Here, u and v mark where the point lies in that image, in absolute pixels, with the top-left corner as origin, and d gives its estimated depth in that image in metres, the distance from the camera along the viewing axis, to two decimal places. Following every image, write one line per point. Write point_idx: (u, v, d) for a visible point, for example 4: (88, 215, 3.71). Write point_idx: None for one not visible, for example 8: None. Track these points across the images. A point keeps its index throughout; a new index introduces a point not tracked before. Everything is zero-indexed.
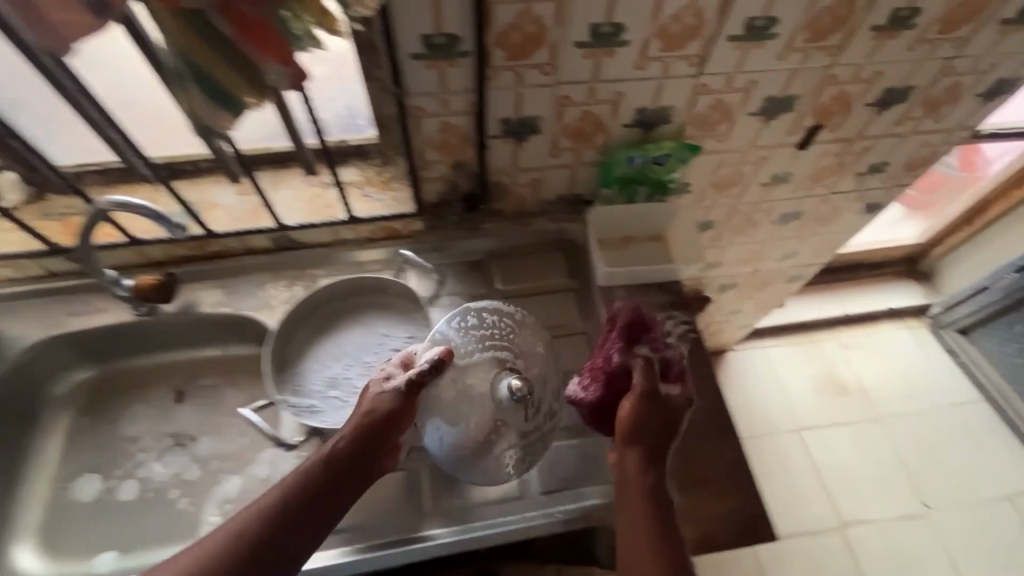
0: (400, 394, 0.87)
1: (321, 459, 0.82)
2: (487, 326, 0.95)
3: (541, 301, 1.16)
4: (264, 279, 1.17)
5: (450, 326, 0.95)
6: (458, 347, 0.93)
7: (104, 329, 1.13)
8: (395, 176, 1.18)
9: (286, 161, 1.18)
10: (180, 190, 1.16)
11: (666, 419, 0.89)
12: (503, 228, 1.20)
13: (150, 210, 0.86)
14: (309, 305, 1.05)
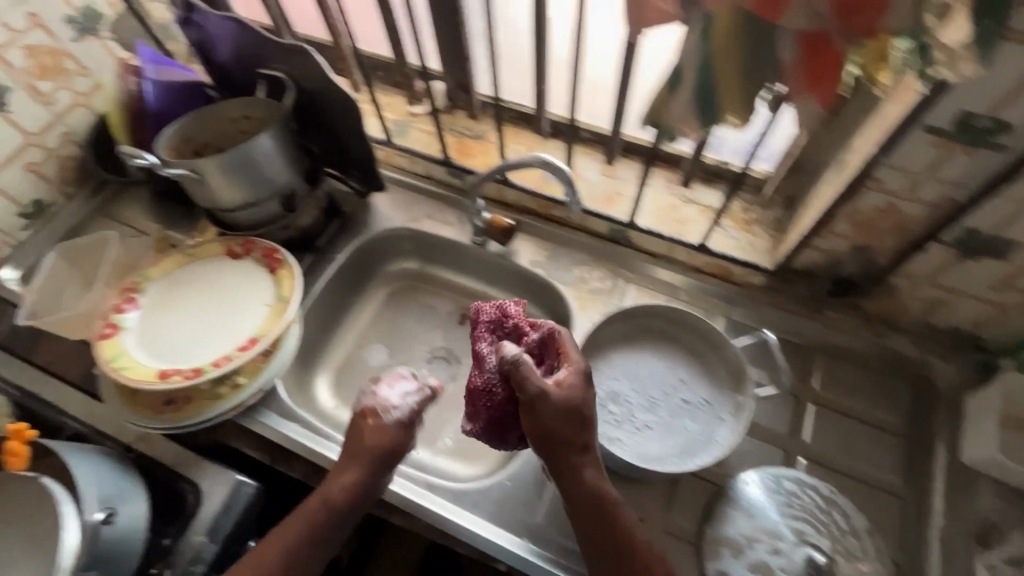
0: (389, 457, 0.66)
1: (296, 519, 0.63)
2: (788, 496, 0.71)
3: (848, 429, 0.79)
4: (577, 258, 0.94)
5: (742, 486, 0.73)
6: (750, 507, 0.71)
7: (417, 233, 1.01)
8: (769, 221, 0.86)
9: (670, 161, 0.90)
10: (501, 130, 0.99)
11: (576, 437, 0.61)
12: (791, 296, 0.85)
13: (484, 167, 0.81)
14: (639, 312, 0.80)
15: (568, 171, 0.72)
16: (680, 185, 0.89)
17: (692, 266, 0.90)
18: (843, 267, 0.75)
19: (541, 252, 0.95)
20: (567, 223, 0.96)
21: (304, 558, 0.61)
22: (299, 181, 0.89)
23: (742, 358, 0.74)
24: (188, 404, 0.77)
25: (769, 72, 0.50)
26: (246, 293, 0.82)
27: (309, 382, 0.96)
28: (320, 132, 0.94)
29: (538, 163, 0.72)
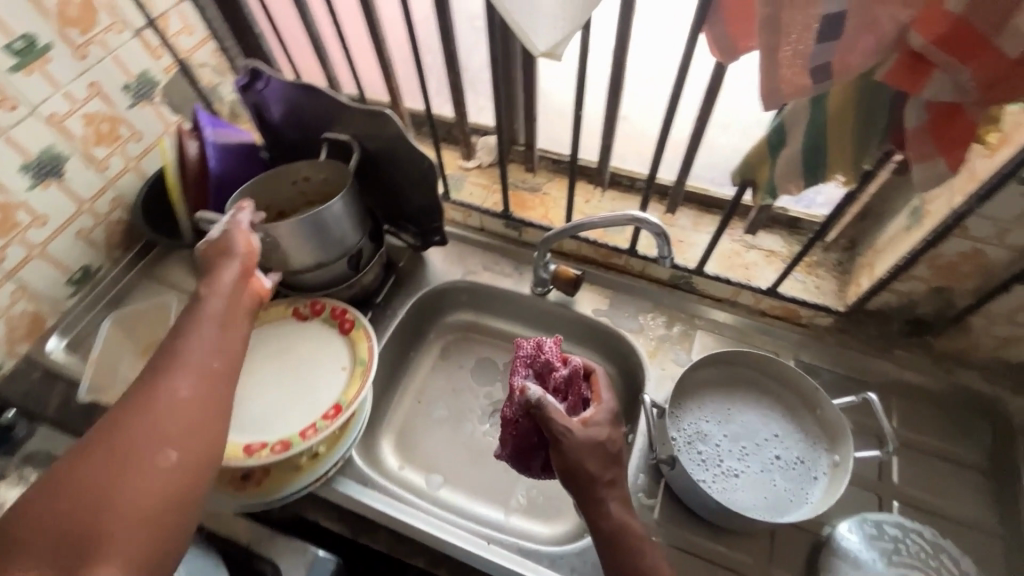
0: (240, 260, 0.64)
1: (184, 371, 0.53)
2: (893, 543, 0.70)
3: (936, 467, 0.79)
4: (642, 306, 0.95)
5: (845, 534, 0.71)
6: (855, 555, 0.70)
7: (476, 286, 1.01)
8: (831, 263, 0.89)
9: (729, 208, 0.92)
10: (558, 182, 1.01)
11: (597, 473, 0.61)
12: (859, 335, 0.87)
13: (564, 227, 0.81)
14: (724, 356, 0.80)
15: (661, 225, 0.73)
16: (740, 232, 0.92)
17: (756, 309, 0.91)
18: (916, 308, 0.79)
19: (606, 300, 0.96)
20: (627, 271, 0.97)
21: (192, 427, 0.50)
22: (367, 242, 0.90)
23: (839, 414, 0.72)
24: (266, 479, 0.74)
25: (884, 134, 0.54)
26: (320, 358, 0.81)
27: (374, 444, 0.93)
28: (382, 193, 0.96)
29: (629, 219, 0.74)
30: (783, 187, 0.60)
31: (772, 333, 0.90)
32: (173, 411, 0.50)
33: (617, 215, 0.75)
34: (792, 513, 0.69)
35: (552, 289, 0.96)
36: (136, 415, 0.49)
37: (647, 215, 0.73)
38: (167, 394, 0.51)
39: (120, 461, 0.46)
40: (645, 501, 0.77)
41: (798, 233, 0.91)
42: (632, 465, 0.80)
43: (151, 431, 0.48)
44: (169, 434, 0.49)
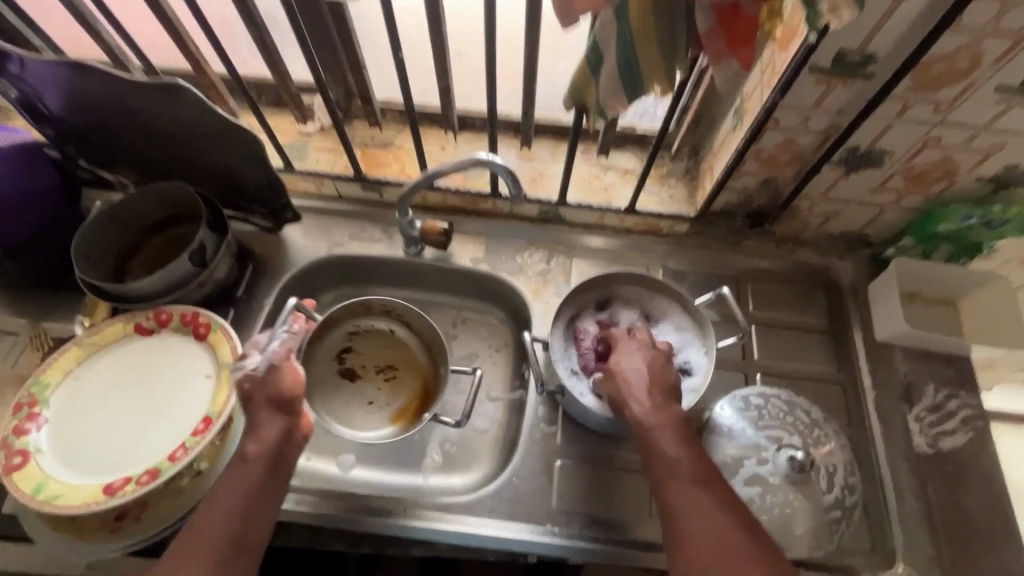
0: (289, 415, 0.64)
1: (200, 534, 0.57)
2: (758, 413, 0.80)
3: (788, 337, 0.89)
4: (517, 246, 0.95)
5: (720, 415, 0.80)
6: (731, 430, 0.79)
7: (346, 259, 0.95)
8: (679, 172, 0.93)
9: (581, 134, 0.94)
10: (409, 133, 0.96)
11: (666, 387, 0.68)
12: (714, 235, 0.93)
13: (418, 178, 0.77)
14: (596, 279, 0.83)
15: (507, 164, 0.72)
16: (596, 155, 0.94)
17: (623, 229, 0.95)
18: (754, 202, 0.86)
19: (481, 247, 0.95)
20: (498, 213, 0.96)
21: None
22: (206, 231, 0.80)
23: (700, 312, 0.81)
24: (146, 513, 0.66)
25: (688, 41, 0.55)
26: (179, 370, 0.73)
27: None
28: (211, 172, 0.86)
29: (478, 161, 0.72)
30: (611, 107, 0.61)
31: (638, 249, 0.94)
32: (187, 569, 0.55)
33: (468, 160, 0.72)
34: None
35: (426, 247, 0.94)
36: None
37: (493, 157, 0.72)
38: (185, 556, 0.56)
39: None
40: (546, 429, 0.80)
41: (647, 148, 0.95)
42: (531, 400, 0.82)
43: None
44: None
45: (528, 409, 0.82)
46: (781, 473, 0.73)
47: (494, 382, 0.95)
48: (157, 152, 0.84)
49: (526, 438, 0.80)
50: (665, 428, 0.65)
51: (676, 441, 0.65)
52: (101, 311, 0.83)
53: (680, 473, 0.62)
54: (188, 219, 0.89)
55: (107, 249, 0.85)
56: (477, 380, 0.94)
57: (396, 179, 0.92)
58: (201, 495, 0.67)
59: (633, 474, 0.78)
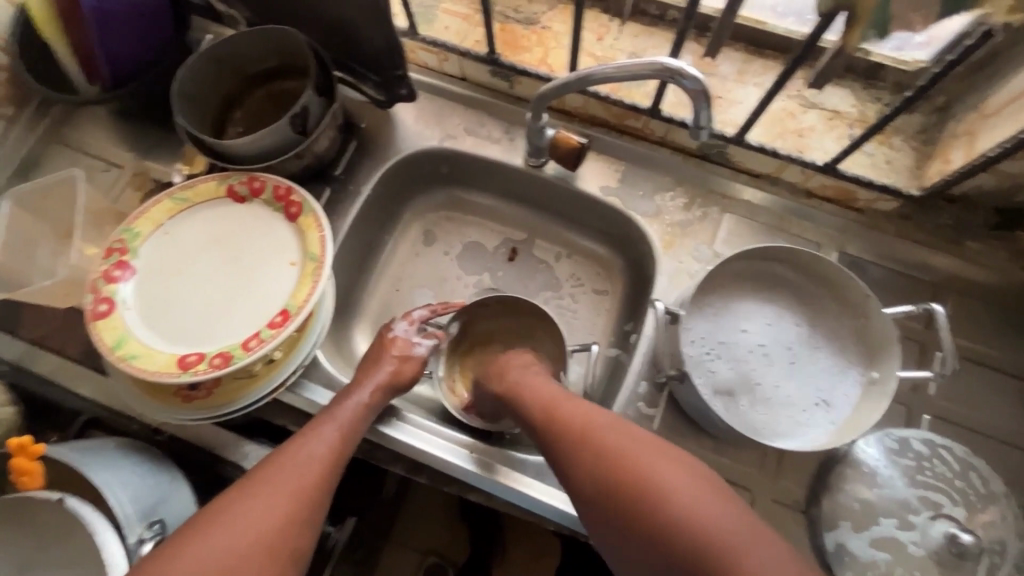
0: (396, 364, 0.67)
1: (294, 455, 0.55)
2: (917, 465, 0.63)
3: (985, 380, 0.68)
4: (660, 182, 0.77)
5: (866, 453, 0.64)
6: (873, 474, 0.63)
7: (456, 155, 0.82)
8: (907, 129, 0.69)
9: (785, 52, 0.70)
10: (561, 13, 0.77)
11: (373, 365, 0.67)
12: (923, 224, 0.70)
13: (573, 78, 0.59)
14: (755, 251, 0.66)
15: (702, 78, 0.52)
16: (797, 86, 0.71)
17: (802, 189, 0.74)
18: (1017, 194, 0.63)
19: (615, 174, 0.78)
20: (646, 136, 0.78)
21: (292, 507, 0.52)
22: (312, 94, 0.69)
23: (894, 328, 0.60)
24: (217, 389, 0.64)
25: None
26: (266, 249, 0.67)
27: (346, 338, 0.83)
28: (327, 22, 0.73)
29: (657, 70, 0.53)
30: (902, 18, 0.40)
31: (814, 219, 0.73)
32: (282, 483, 0.53)
33: (648, 65, 0.53)
34: (804, 437, 0.61)
35: (550, 160, 0.78)
36: (241, 493, 0.52)
37: (683, 65, 0.52)
38: (282, 470, 0.53)
39: (215, 532, 0.48)
40: (643, 410, 0.69)
41: (874, 87, 0.70)
42: (633, 372, 0.71)
43: (251, 505, 0.50)
44: (267, 515, 0.50)
45: (628, 381, 0.71)
46: (929, 546, 0.59)
47: (590, 335, 0.83)
48: None
49: (617, 411, 0.69)
50: (584, 440, 0.53)
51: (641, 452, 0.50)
52: (200, 163, 0.78)
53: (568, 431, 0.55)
54: (295, 74, 0.79)
55: (210, 93, 0.77)
56: (575, 327, 0.83)
57: (533, 69, 0.74)
58: (273, 387, 0.64)
59: (733, 487, 0.66)
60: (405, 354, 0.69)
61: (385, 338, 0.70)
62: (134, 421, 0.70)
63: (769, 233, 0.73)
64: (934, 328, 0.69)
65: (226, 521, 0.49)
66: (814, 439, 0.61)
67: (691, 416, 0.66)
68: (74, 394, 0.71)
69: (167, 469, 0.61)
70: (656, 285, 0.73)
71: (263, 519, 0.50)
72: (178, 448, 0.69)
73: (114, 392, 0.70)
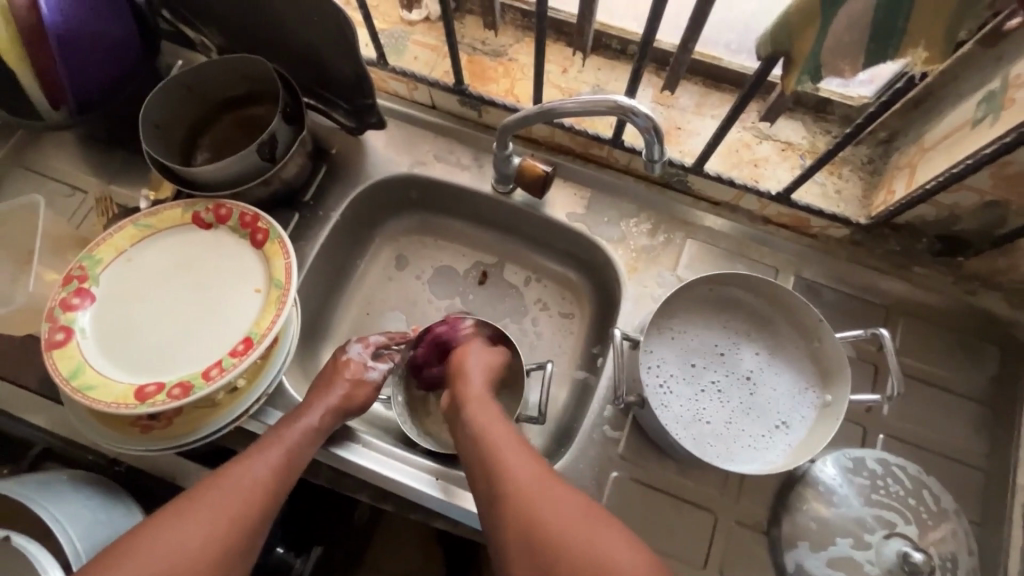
0: (349, 385, 0.67)
1: (236, 478, 0.55)
2: (872, 483, 0.64)
3: (934, 399, 0.70)
4: (624, 209, 0.79)
5: (825, 473, 0.66)
6: (831, 494, 0.65)
7: (425, 181, 0.83)
8: (854, 160, 0.72)
9: (741, 86, 0.73)
10: (527, 45, 0.79)
11: (325, 386, 0.66)
12: (872, 249, 0.74)
13: (536, 112, 0.61)
14: (715, 278, 0.68)
15: (653, 115, 0.54)
16: (751, 119, 0.74)
17: (759, 216, 0.76)
18: (957, 224, 0.66)
19: (581, 201, 0.80)
20: (610, 164, 0.80)
21: (225, 535, 0.52)
22: (280, 123, 0.70)
23: (844, 351, 0.62)
24: (178, 418, 0.63)
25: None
26: (231, 276, 0.67)
27: (314, 363, 0.82)
28: (296, 51, 0.74)
29: (613, 106, 0.55)
30: (831, 66, 0.43)
31: (771, 245, 0.76)
32: (218, 508, 0.53)
33: (604, 103, 0.55)
34: (762, 459, 0.63)
35: (517, 187, 0.80)
36: (177, 512, 0.52)
37: (636, 103, 0.54)
38: (217, 497, 0.54)
39: (149, 555, 0.49)
40: (609, 434, 0.70)
41: (824, 120, 0.73)
42: (599, 396, 0.72)
43: (187, 527, 0.51)
44: (199, 540, 0.51)
45: (593, 405, 0.71)
46: (883, 566, 0.60)
47: (559, 357, 0.84)
48: (241, 15, 0.72)
49: (584, 434, 0.70)
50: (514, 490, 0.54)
51: (593, 533, 0.50)
52: (166, 188, 0.78)
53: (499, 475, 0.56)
54: (264, 101, 0.80)
55: (178, 119, 0.77)
56: (545, 350, 0.84)
57: (500, 99, 0.76)
58: (236, 415, 0.63)
59: (697, 509, 0.67)
60: (357, 377, 0.68)
61: (337, 361, 0.69)
62: (91, 451, 0.68)
63: (729, 259, 0.76)
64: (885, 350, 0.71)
65: (160, 543, 0.50)
66: (772, 461, 0.63)
67: (658, 439, 0.67)
68: (29, 425, 0.69)
69: (122, 501, 0.60)
70: (621, 309, 0.75)
71: (195, 544, 0.51)
72: (137, 478, 0.68)
73: (70, 422, 0.69)
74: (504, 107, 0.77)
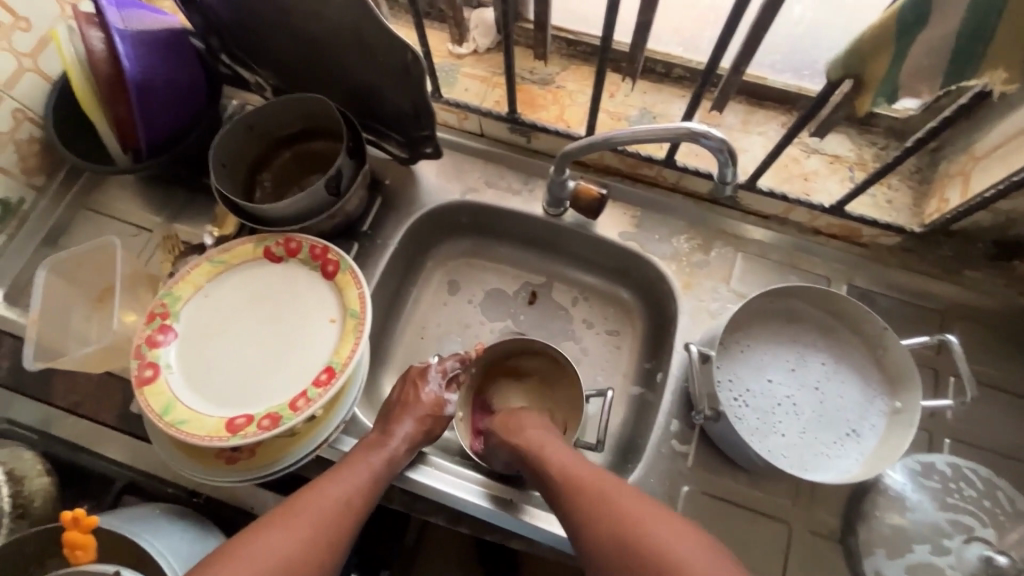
0: (423, 412, 0.68)
1: (326, 495, 0.57)
2: (944, 488, 0.65)
3: (998, 403, 0.71)
4: (675, 225, 0.81)
5: (898, 481, 0.66)
6: (905, 501, 0.65)
7: (478, 206, 0.85)
8: (899, 171, 0.75)
9: (785, 103, 0.76)
10: (574, 73, 0.82)
11: (399, 412, 0.68)
12: (924, 255, 0.75)
13: (600, 137, 0.63)
14: (774, 291, 0.70)
15: (724, 138, 0.56)
16: (797, 134, 0.77)
17: (809, 227, 0.78)
18: (1012, 229, 0.68)
19: (632, 220, 0.82)
20: (657, 183, 0.82)
21: (313, 546, 0.54)
22: (345, 158, 0.72)
23: (912, 357, 0.63)
24: (260, 448, 0.65)
25: None
26: (305, 308, 0.69)
27: (376, 389, 0.84)
28: (356, 89, 0.77)
29: (680, 132, 0.57)
30: (909, 87, 0.45)
31: (823, 255, 0.77)
32: (312, 520, 0.55)
33: (672, 130, 0.57)
34: (836, 468, 0.64)
35: (569, 209, 0.82)
36: (278, 519, 0.54)
37: (706, 127, 0.56)
38: (312, 509, 0.56)
39: (249, 555, 0.51)
40: (678, 448, 0.71)
41: (869, 133, 0.75)
42: (664, 410, 0.73)
43: (278, 536, 0.53)
44: (281, 552, 0.52)
45: (659, 420, 0.73)
46: (966, 569, 0.61)
47: (615, 374, 0.85)
48: (303, 55, 0.75)
49: (652, 450, 0.71)
50: (593, 497, 0.55)
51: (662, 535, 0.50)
52: (230, 224, 0.80)
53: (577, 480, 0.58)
54: (322, 136, 0.83)
55: (240, 157, 0.81)
56: (600, 367, 0.85)
57: (551, 125, 0.79)
58: (316, 444, 0.64)
59: (772, 520, 0.67)
60: (430, 406, 0.69)
61: (420, 394, 0.70)
62: (171, 484, 0.70)
63: (782, 271, 0.77)
64: (944, 353, 0.72)
65: (245, 555, 0.51)
66: (846, 470, 0.64)
67: (729, 453, 0.67)
68: (109, 459, 0.70)
69: (212, 533, 0.61)
70: (679, 324, 0.76)
71: (276, 556, 0.51)
72: (217, 509, 0.69)
73: (151, 456, 0.70)
74: (554, 133, 0.79)
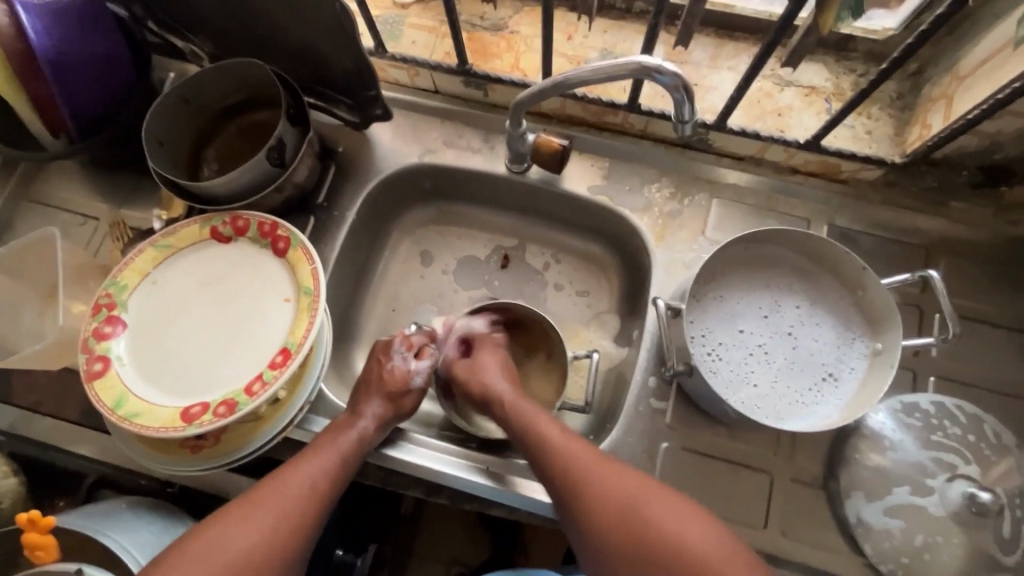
0: (393, 389, 0.65)
1: (288, 483, 0.55)
2: (926, 426, 0.63)
3: (983, 337, 0.68)
4: (645, 175, 0.77)
5: (882, 423, 0.64)
6: (887, 443, 0.63)
7: (438, 169, 0.80)
8: (877, 98, 0.70)
9: (754, 33, 0.71)
10: (528, 15, 0.77)
11: (364, 391, 0.65)
12: (907, 187, 0.71)
13: (547, 82, 0.58)
14: (749, 237, 0.67)
15: (679, 73, 0.52)
16: (768, 66, 0.72)
17: (786, 166, 0.74)
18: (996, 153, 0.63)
19: (600, 171, 0.77)
20: (625, 130, 0.78)
21: (272, 534, 0.52)
22: (285, 125, 0.67)
23: (892, 296, 0.60)
24: (224, 436, 0.63)
25: None
26: (258, 287, 0.66)
27: (348, 364, 0.82)
28: (292, 49, 0.71)
29: (634, 68, 0.53)
30: None
31: (801, 195, 0.73)
32: (270, 507, 0.53)
33: (625, 66, 0.53)
34: (816, 415, 0.62)
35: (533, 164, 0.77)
36: (236, 511, 0.53)
37: (660, 63, 0.52)
38: (271, 496, 0.54)
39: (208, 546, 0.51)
40: (655, 405, 0.69)
41: (847, 59, 0.70)
42: (640, 368, 0.70)
43: (235, 529, 0.52)
44: (235, 553, 0.50)
45: (635, 377, 0.70)
46: (949, 507, 0.60)
47: (592, 333, 0.82)
48: (229, 13, 0.69)
49: (629, 409, 0.69)
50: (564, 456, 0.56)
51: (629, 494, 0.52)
52: (177, 206, 0.76)
53: (552, 450, 0.57)
54: (267, 105, 0.78)
55: (181, 133, 0.76)
56: (576, 327, 0.83)
57: (505, 73, 0.74)
58: (281, 427, 0.62)
59: (752, 471, 0.66)
60: (397, 382, 0.66)
61: (384, 369, 0.66)
62: (141, 476, 0.69)
63: (758, 215, 0.73)
64: (930, 291, 0.69)
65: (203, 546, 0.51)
66: (825, 416, 0.62)
67: (712, 410, 0.65)
68: (76, 455, 0.69)
69: (181, 523, 0.61)
70: (653, 278, 0.73)
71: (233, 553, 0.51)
72: (191, 497, 0.68)
73: (118, 449, 0.69)
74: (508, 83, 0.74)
